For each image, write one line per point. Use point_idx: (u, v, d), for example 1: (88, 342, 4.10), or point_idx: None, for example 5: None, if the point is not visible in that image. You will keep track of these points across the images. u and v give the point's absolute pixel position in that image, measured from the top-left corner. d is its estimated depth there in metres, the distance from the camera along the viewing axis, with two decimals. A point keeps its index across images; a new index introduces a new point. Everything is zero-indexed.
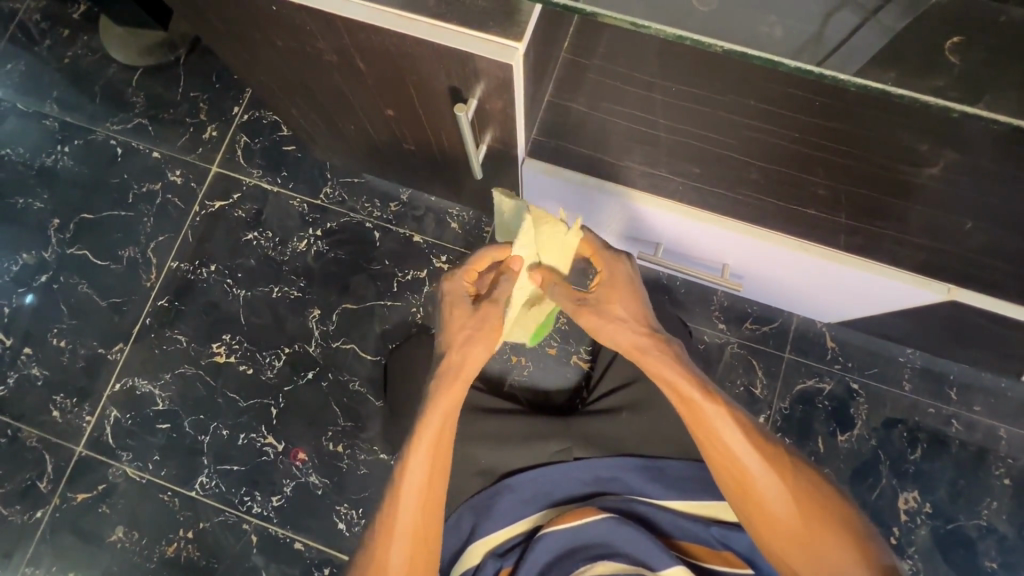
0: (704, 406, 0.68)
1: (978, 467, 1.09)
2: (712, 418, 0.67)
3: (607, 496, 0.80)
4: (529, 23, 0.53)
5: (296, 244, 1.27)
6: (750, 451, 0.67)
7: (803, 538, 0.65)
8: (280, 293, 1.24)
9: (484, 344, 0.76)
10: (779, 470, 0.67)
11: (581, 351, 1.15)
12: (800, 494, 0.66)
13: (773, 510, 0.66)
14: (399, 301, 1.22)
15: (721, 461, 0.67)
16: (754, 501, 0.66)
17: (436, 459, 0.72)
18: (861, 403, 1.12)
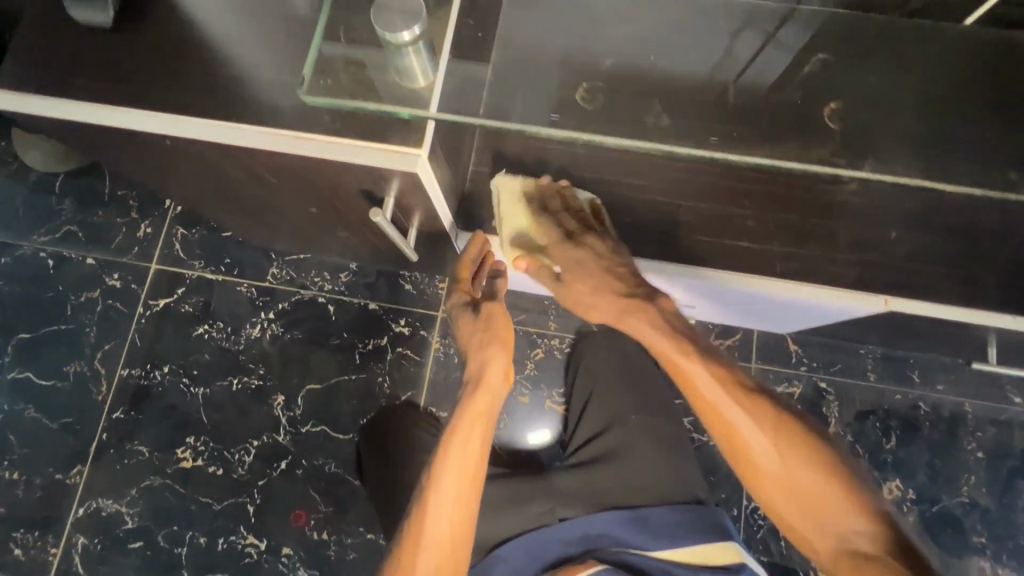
0: (727, 406, 0.69)
1: (951, 444, 1.11)
2: (728, 407, 0.69)
3: (600, 551, 0.79)
4: (427, 133, 0.54)
5: (250, 331, 1.23)
6: (767, 436, 0.67)
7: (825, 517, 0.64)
8: (240, 384, 1.21)
9: (499, 352, 0.80)
10: (804, 451, 0.66)
11: (554, 394, 1.15)
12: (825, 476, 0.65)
13: (798, 500, 0.65)
14: (363, 374, 1.20)
15: (742, 448, 0.69)
16: (783, 490, 0.66)
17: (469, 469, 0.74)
18: (832, 400, 1.14)
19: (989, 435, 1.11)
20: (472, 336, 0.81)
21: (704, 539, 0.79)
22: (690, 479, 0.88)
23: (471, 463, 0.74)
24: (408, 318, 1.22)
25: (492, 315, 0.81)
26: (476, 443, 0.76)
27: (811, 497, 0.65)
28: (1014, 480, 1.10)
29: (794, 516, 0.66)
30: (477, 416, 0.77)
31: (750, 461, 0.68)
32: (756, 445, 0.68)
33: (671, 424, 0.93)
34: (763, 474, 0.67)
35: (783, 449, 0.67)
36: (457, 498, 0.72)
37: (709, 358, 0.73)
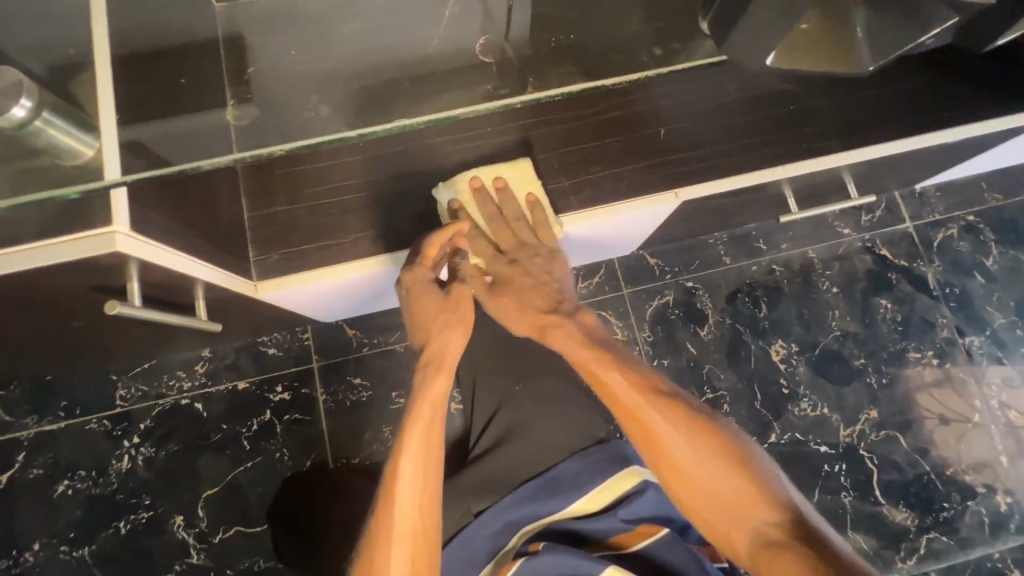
0: (643, 409, 0.68)
1: (810, 290, 1.21)
2: (648, 420, 0.68)
3: (525, 533, 0.77)
4: (119, 207, 0.52)
5: (118, 465, 1.10)
6: (683, 444, 0.67)
7: (734, 498, 0.65)
8: (128, 525, 1.08)
9: (460, 333, 0.76)
10: (699, 437, 0.67)
11: (455, 396, 1.12)
12: (728, 480, 0.65)
13: (715, 505, 0.65)
14: (258, 457, 1.11)
15: (638, 420, 0.68)
16: (682, 471, 0.67)
17: (427, 458, 0.70)
18: (702, 294, 1.20)
19: (836, 270, 1.22)
20: (433, 315, 0.75)
21: (611, 474, 0.81)
22: (587, 426, 0.89)
23: (428, 440, 0.71)
24: (284, 382, 1.15)
25: (458, 297, 0.75)
26: (430, 419, 0.72)
27: (728, 505, 0.65)
28: (869, 299, 1.21)
29: (711, 524, 0.66)
30: (440, 399, 0.73)
31: (671, 468, 0.67)
32: (684, 463, 0.67)
33: (555, 380, 0.95)
34: (677, 473, 0.67)
35: (717, 461, 0.66)
36: (418, 483, 0.69)
37: (613, 352, 0.74)
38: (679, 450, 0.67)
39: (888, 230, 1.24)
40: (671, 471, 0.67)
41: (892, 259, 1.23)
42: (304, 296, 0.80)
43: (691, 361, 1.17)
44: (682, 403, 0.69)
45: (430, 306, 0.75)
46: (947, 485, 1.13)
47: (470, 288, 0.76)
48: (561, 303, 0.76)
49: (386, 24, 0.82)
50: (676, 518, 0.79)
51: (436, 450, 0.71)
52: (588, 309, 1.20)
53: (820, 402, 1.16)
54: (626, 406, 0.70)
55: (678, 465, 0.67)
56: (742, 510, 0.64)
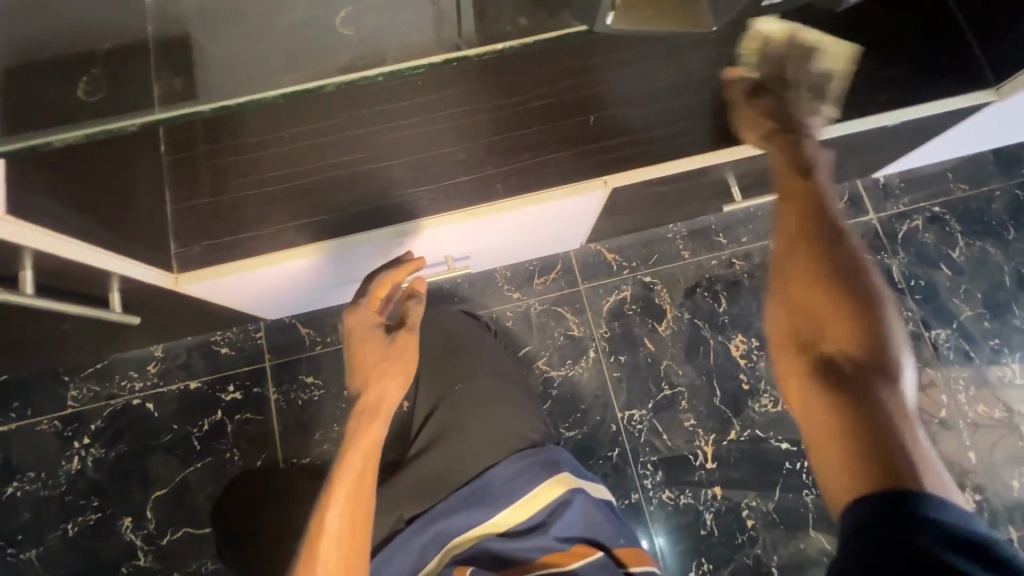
0: (801, 200, 0.62)
1: None
2: (818, 204, 0.62)
3: (456, 550, 0.76)
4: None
5: (67, 466, 1.10)
6: (820, 265, 0.59)
7: (851, 349, 0.56)
8: (76, 527, 1.07)
9: (400, 377, 0.80)
10: (811, 253, 0.60)
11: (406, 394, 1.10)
12: (845, 319, 0.57)
13: (822, 347, 0.57)
14: (208, 457, 1.10)
15: (795, 206, 0.62)
16: (803, 291, 0.59)
17: (356, 506, 0.72)
18: (661, 289, 1.18)
19: None
20: (376, 360, 0.80)
21: (543, 480, 0.79)
22: (526, 423, 0.87)
23: (356, 491, 0.72)
24: (236, 381, 1.14)
25: (403, 343, 0.81)
26: (362, 465, 0.74)
27: (804, 307, 0.59)
28: None
29: (804, 346, 0.58)
30: (371, 448, 0.75)
31: (823, 310, 0.58)
32: (817, 294, 0.58)
33: (496, 376, 0.93)
34: (803, 291, 0.59)
35: (822, 261, 0.59)
36: (342, 537, 0.70)
37: (798, 132, 0.68)
38: (819, 265, 0.59)
39: (851, 223, 1.22)
40: (805, 302, 0.59)
41: None
42: (227, 288, 0.80)
43: (648, 357, 1.15)
44: (817, 206, 0.62)
45: (375, 350, 0.80)
46: None
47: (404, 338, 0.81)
48: (777, 124, 0.68)
49: None
50: (609, 528, 0.77)
51: (363, 499, 0.72)
52: (544, 305, 1.18)
53: (781, 399, 1.13)
54: (790, 190, 0.64)
55: (822, 278, 0.58)
56: (851, 327, 0.56)
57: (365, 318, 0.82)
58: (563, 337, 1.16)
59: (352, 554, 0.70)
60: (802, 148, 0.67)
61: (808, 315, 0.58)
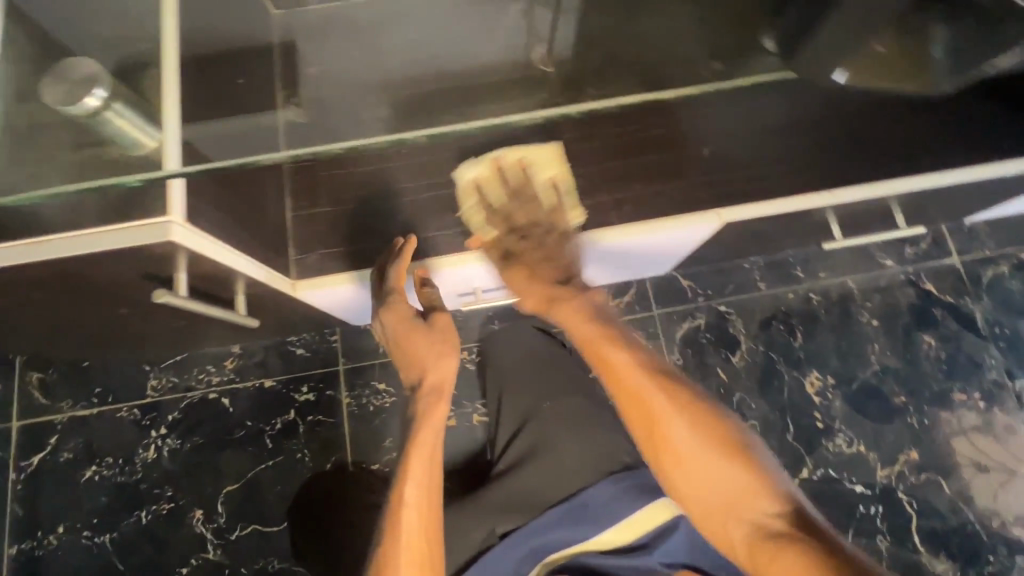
0: (650, 402, 0.70)
1: (848, 321, 1.17)
2: (662, 411, 0.70)
3: (555, 565, 0.77)
4: (178, 197, 0.55)
5: (144, 455, 1.12)
6: (688, 439, 0.69)
7: (782, 522, 0.64)
8: (149, 515, 1.09)
9: (450, 355, 0.79)
10: (718, 443, 0.69)
11: (478, 408, 1.09)
12: (728, 483, 0.67)
13: (720, 501, 0.67)
14: (279, 456, 1.12)
15: (648, 416, 0.70)
16: (680, 454, 0.69)
17: (428, 492, 0.72)
18: (736, 319, 1.17)
19: (877, 302, 1.18)
20: (424, 343, 0.78)
21: (645, 503, 0.80)
22: (614, 448, 0.87)
23: (430, 466, 0.73)
24: (310, 382, 1.15)
25: (443, 322, 0.80)
26: (434, 443, 0.74)
27: (730, 503, 0.67)
28: (911, 334, 1.16)
29: (704, 507, 0.68)
30: (432, 425, 0.75)
31: (699, 491, 0.68)
32: (684, 452, 0.69)
33: (586, 398, 0.94)
34: (676, 455, 0.69)
35: (694, 430, 0.69)
36: (421, 524, 0.69)
37: (619, 335, 0.75)
38: (682, 440, 0.69)
39: (934, 264, 1.20)
40: (669, 460, 0.69)
41: (938, 294, 1.18)
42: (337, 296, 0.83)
43: (721, 387, 1.14)
44: (671, 399, 0.70)
45: (422, 336, 0.79)
46: (993, 536, 1.06)
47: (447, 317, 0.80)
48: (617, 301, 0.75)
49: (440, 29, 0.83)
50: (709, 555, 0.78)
51: (433, 486, 0.72)
52: None
53: (857, 439, 1.11)
54: (630, 390, 0.71)
55: (699, 456, 0.68)
56: (728, 499, 0.67)
57: (399, 308, 0.78)
58: None
59: (432, 546, 0.68)
60: (637, 351, 0.74)
61: (710, 493, 0.68)
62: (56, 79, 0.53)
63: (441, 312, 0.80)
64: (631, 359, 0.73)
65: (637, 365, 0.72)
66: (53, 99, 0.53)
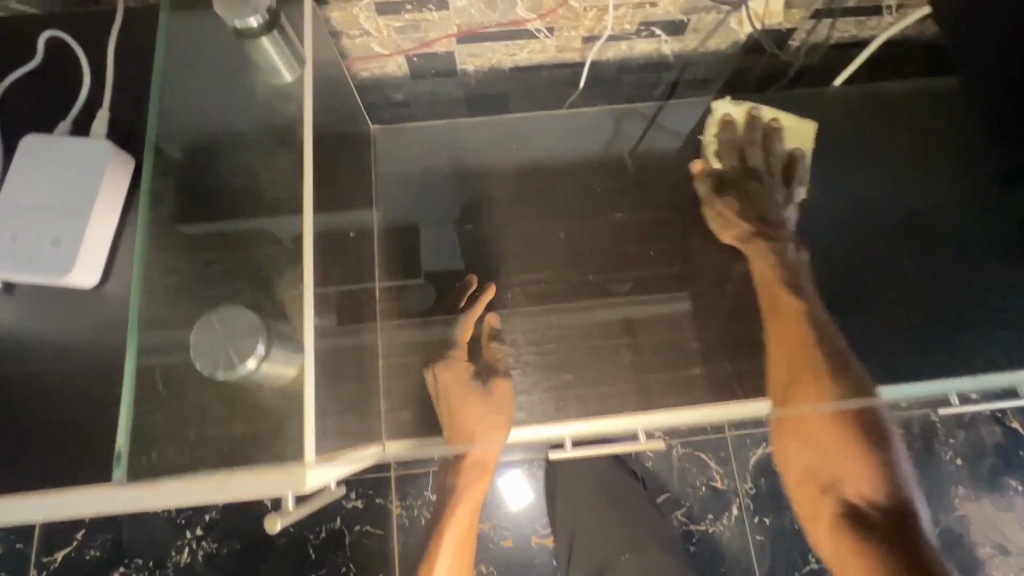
0: (802, 376, 0.87)
1: (931, 457, 1.11)
2: (803, 405, 0.85)
3: None
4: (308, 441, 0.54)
5: (177, 558, 1.04)
6: (831, 412, 0.84)
7: (865, 502, 0.83)
8: None
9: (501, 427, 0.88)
10: (850, 418, 0.84)
11: (538, 527, 1.06)
12: (853, 454, 0.83)
13: (832, 474, 0.86)
14: (323, 568, 1.05)
15: (795, 358, 0.89)
16: (804, 427, 0.88)
17: (463, 536, 0.98)
18: None
19: (962, 439, 1.12)
20: (474, 413, 0.88)
21: None
22: None
23: (465, 536, 0.98)
24: (358, 488, 1.08)
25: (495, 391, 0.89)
26: (468, 520, 0.99)
27: (842, 469, 0.84)
28: (996, 477, 1.10)
29: (803, 477, 0.92)
30: (478, 483, 0.97)
31: (836, 475, 0.85)
32: (828, 433, 0.85)
33: None
34: (810, 431, 0.87)
35: (836, 409, 0.84)
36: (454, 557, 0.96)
37: (789, 278, 0.96)
38: (820, 414, 0.85)
39: None
40: (816, 441, 0.87)
41: None
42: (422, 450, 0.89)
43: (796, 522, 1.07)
44: (817, 368, 0.87)
45: (472, 405, 0.88)
46: None
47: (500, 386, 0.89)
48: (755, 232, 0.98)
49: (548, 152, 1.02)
50: None
51: (467, 540, 0.99)
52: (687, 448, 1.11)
53: None
54: (788, 365, 0.89)
55: (822, 426, 0.85)
56: (857, 472, 0.83)
57: (457, 367, 0.90)
58: (705, 487, 1.08)
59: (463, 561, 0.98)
60: (806, 324, 0.92)
61: (819, 457, 0.87)
62: (205, 333, 0.57)
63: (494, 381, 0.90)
64: (790, 332, 0.92)
65: (810, 342, 0.90)
66: (196, 359, 0.56)
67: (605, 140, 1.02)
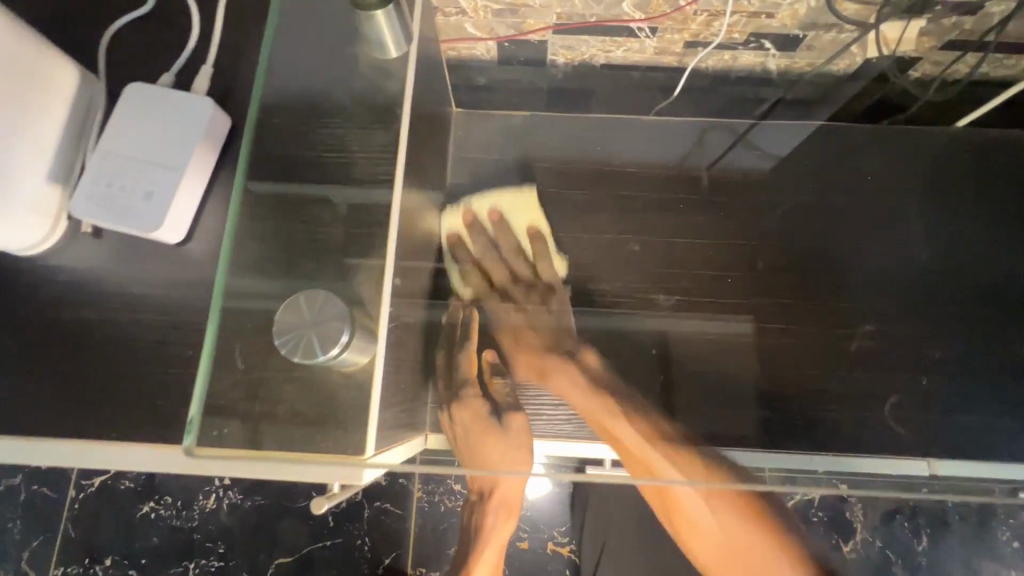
0: (638, 455, 0.74)
1: (983, 534, 1.03)
2: (653, 468, 0.71)
3: None
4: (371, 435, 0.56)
5: (203, 503, 1.07)
6: (687, 486, 0.68)
7: (742, 563, 0.65)
8: (197, 570, 1.05)
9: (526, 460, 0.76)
10: (721, 496, 0.66)
11: (556, 534, 1.03)
12: (728, 545, 0.67)
13: (722, 551, 0.68)
14: (338, 538, 1.06)
15: (605, 430, 0.78)
16: (674, 506, 0.70)
17: None
18: (856, 504, 1.04)
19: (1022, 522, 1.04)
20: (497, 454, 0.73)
21: None
22: None
23: None
24: None
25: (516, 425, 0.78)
26: None
27: (741, 556, 0.66)
28: None
29: (720, 568, 0.69)
30: None
31: None
32: (698, 519, 0.69)
33: None
34: (688, 522, 0.70)
35: (702, 483, 0.68)
36: None
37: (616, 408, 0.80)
38: (677, 485, 0.68)
39: None
40: (665, 509, 0.72)
41: None
42: None
43: None
44: (652, 446, 0.74)
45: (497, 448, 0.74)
46: None
47: (564, 376, 0.83)
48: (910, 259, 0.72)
49: (622, 151, 0.97)
50: None
51: None
52: None
53: None
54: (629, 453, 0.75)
55: (706, 534, 0.69)
56: (735, 554, 0.66)
57: (475, 405, 0.77)
58: None
59: None
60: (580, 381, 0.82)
61: (729, 560, 0.67)
62: (296, 314, 0.54)
63: (511, 413, 0.79)
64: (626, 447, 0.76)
65: (649, 438, 0.75)
66: (281, 336, 0.54)
67: (684, 151, 0.97)
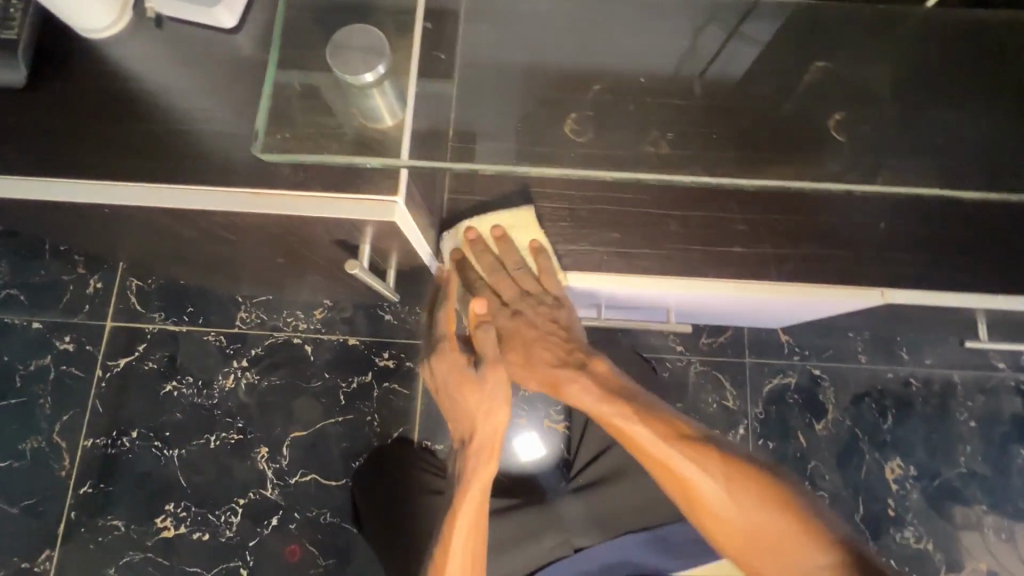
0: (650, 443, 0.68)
1: (943, 414, 1.13)
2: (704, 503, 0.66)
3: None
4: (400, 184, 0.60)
5: (223, 382, 1.15)
6: (738, 511, 0.64)
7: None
8: (218, 442, 1.13)
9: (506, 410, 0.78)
10: (775, 501, 0.64)
11: (551, 413, 1.11)
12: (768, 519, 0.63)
13: (756, 538, 0.63)
14: (349, 414, 1.14)
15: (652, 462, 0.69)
16: (696, 494, 0.66)
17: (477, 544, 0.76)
18: (827, 387, 1.14)
19: (979, 404, 1.13)
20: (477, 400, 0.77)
21: None
22: None
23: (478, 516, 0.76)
24: (391, 350, 1.16)
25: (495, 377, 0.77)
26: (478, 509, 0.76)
27: None
28: (1006, 446, 1.12)
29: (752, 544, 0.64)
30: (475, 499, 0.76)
31: None
32: (723, 505, 0.65)
33: None
34: (709, 510, 0.66)
35: (755, 501, 0.64)
36: None
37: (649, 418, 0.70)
38: (705, 483, 0.65)
39: None
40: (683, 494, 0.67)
41: None
42: None
43: (798, 452, 1.11)
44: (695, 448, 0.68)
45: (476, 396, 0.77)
46: None
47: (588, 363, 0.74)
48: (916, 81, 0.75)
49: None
50: None
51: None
52: (704, 367, 1.15)
53: (925, 536, 1.08)
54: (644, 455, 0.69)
55: (744, 524, 0.64)
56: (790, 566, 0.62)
57: (455, 356, 0.77)
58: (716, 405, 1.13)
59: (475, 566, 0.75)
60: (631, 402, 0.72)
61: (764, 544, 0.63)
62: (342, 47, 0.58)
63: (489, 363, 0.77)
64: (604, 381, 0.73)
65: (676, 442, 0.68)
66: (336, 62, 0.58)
67: None
